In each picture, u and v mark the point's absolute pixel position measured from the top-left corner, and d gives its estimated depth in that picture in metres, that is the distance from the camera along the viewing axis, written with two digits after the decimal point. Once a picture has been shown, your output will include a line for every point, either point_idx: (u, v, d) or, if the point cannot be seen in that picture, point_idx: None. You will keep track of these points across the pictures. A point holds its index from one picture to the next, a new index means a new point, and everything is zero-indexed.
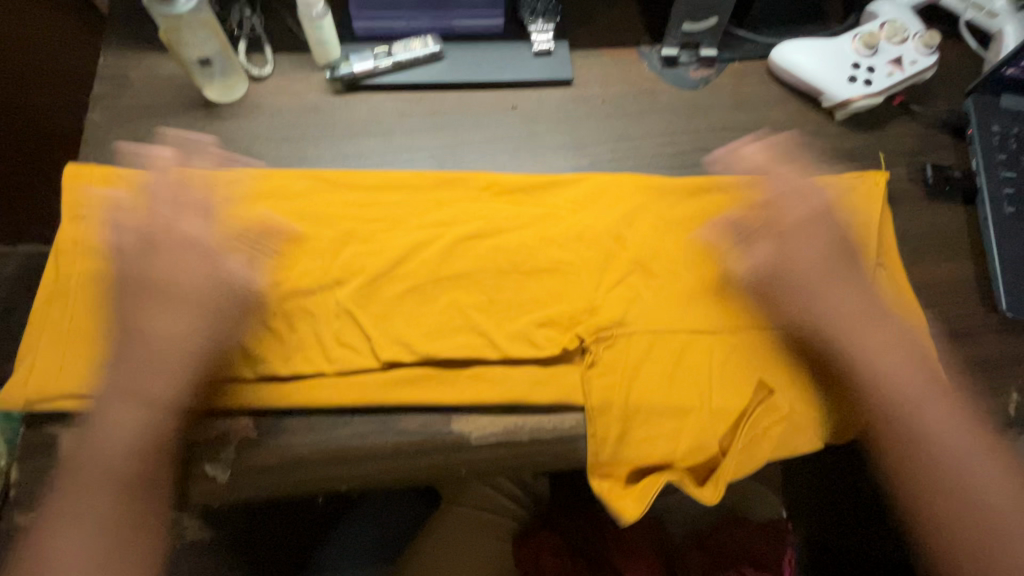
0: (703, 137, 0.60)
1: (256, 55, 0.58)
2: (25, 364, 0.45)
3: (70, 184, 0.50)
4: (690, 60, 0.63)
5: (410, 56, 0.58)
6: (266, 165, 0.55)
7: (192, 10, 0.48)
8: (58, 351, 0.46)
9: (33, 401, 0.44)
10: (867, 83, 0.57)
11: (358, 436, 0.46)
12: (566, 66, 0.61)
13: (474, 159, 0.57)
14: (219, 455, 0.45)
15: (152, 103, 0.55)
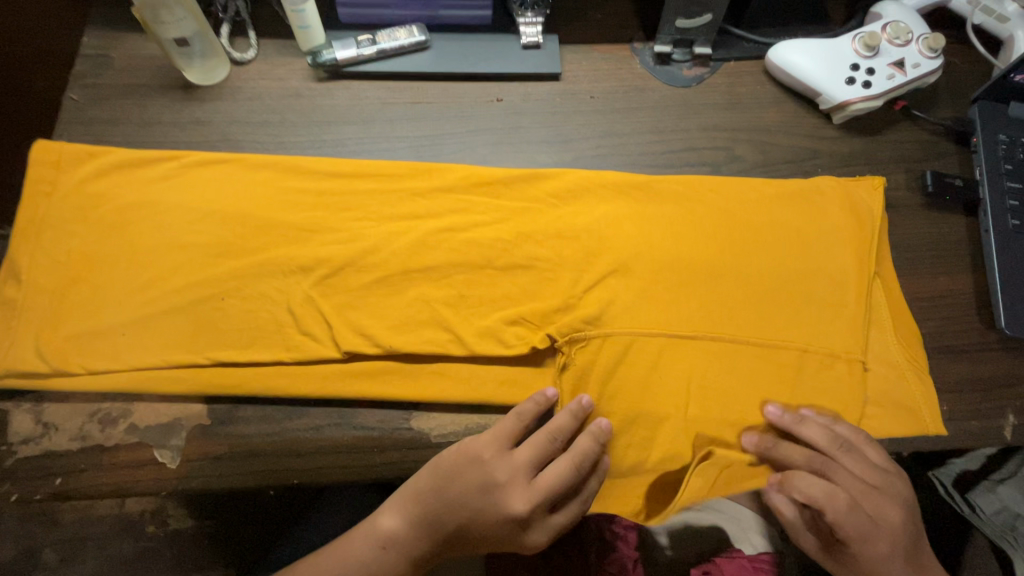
0: (694, 136, 0.58)
1: (240, 39, 0.58)
2: None
3: (42, 160, 0.50)
4: (684, 58, 0.61)
5: (394, 44, 0.57)
6: (242, 149, 0.54)
7: None
8: (15, 327, 0.45)
9: None
10: (865, 86, 0.55)
11: (314, 428, 0.45)
12: (555, 60, 0.59)
13: (455, 152, 0.56)
14: (168, 441, 0.43)
15: (132, 83, 0.55)
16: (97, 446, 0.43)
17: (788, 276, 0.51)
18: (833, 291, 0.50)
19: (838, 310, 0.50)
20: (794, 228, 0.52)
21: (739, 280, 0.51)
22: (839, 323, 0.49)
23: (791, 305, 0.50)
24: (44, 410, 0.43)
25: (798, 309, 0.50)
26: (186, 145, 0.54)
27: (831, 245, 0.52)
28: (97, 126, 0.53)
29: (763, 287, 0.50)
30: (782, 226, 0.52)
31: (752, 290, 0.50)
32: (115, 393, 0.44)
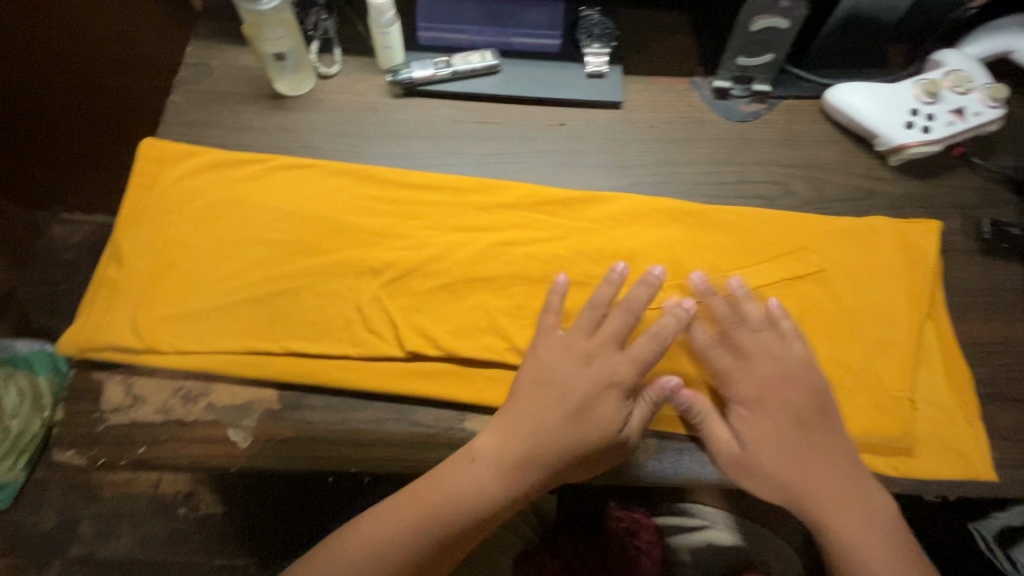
0: (749, 169, 0.60)
1: (326, 55, 0.62)
2: (85, 313, 0.49)
3: (148, 157, 0.55)
4: (743, 94, 0.63)
5: (468, 66, 0.61)
6: (323, 155, 0.58)
7: (273, 9, 0.52)
8: (114, 305, 0.49)
9: (85, 349, 0.47)
10: (925, 130, 0.56)
11: (374, 421, 0.47)
12: (617, 89, 0.62)
13: (518, 170, 0.59)
14: (241, 421, 0.47)
15: (228, 91, 0.60)
16: (178, 420, 0.46)
17: (841, 309, 0.51)
18: (885, 327, 0.51)
19: (890, 346, 0.50)
20: (846, 263, 0.53)
21: (791, 310, 0.51)
22: (890, 360, 0.50)
23: (843, 338, 0.50)
24: (134, 383, 0.47)
25: (851, 342, 0.50)
26: (271, 149, 0.58)
27: (883, 283, 0.52)
28: (195, 128, 0.58)
29: (816, 317, 0.51)
30: (834, 261, 0.53)
31: (804, 320, 0.51)
32: (197, 372, 0.48)
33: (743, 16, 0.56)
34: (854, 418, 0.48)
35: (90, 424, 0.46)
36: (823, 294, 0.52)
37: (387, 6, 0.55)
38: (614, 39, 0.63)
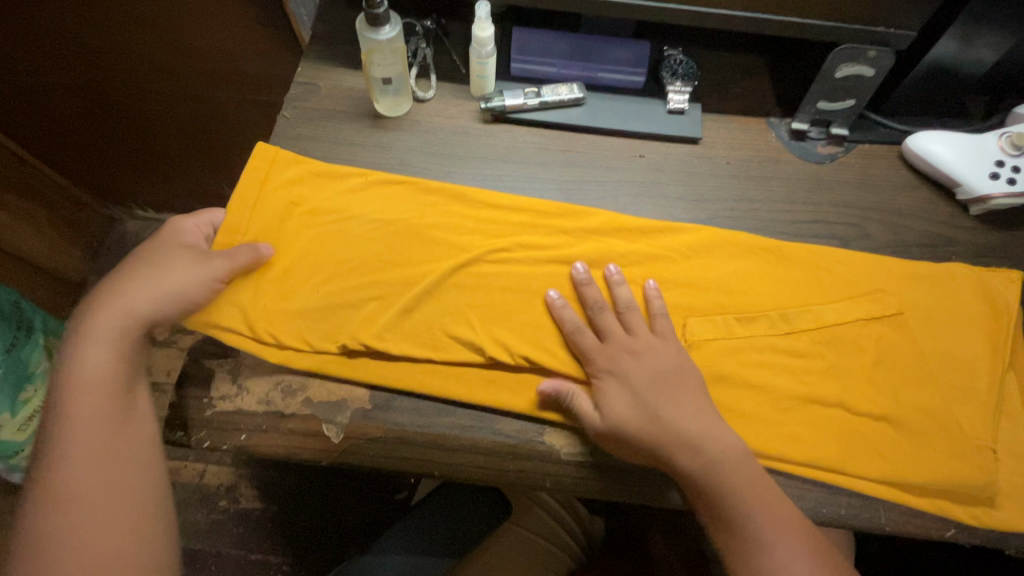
0: (824, 209, 0.61)
1: (423, 81, 0.67)
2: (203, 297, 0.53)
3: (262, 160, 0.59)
4: (820, 136, 0.65)
5: (557, 98, 0.64)
6: (416, 173, 0.62)
7: (390, 39, 0.56)
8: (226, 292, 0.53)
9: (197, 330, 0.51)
10: (1011, 182, 0.56)
11: (458, 427, 0.50)
12: (696, 126, 0.65)
13: (599, 197, 0.62)
14: (334, 417, 0.49)
15: (333, 109, 0.65)
16: (277, 411, 0.49)
17: (921, 352, 0.51)
18: (965, 373, 0.51)
19: (969, 392, 0.50)
20: (926, 307, 0.53)
21: (871, 349, 0.52)
22: (971, 407, 0.49)
23: (923, 380, 0.50)
24: (238, 373, 0.51)
25: (933, 385, 0.50)
26: (370, 165, 0.62)
27: (964, 330, 0.52)
28: (301, 141, 0.63)
29: (897, 357, 0.51)
30: (913, 304, 0.53)
31: (884, 359, 0.51)
32: (297, 368, 0.51)
33: (828, 64, 0.58)
34: (937, 462, 0.47)
35: (199, 408, 0.49)
36: (903, 334, 0.52)
37: (489, 39, 0.60)
38: (695, 78, 0.65)
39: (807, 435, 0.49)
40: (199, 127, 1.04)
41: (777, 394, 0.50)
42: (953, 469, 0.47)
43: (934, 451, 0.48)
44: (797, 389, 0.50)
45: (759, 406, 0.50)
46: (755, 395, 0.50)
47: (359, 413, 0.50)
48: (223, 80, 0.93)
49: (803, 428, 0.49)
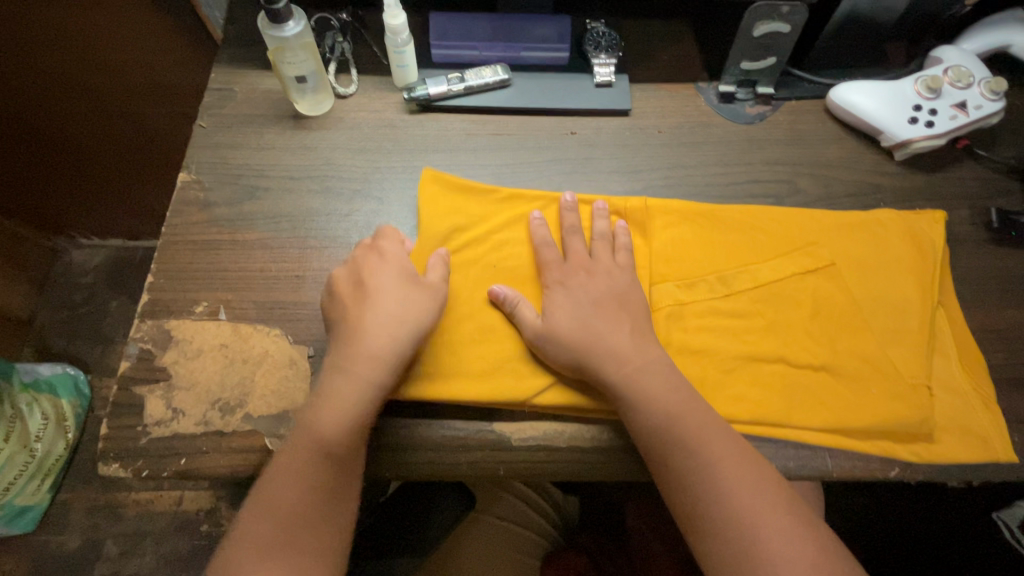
0: (755, 169, 0.62)
1: (343, 77, 0.65)
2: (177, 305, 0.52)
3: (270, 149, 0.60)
4: (747, 97, 0.65)
5: (480, 81, 0.63)
6: (344, 172, 0.60)
7: (297, 35, 0.54)
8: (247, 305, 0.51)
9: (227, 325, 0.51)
10: (929, 125, 0.57)
11: (406, 425, 0.49)
12: (625, 98, 0.64)
13: (534, 178, 0.61)
14: (278, 430, 0.48)
15: (252, 113, 0.62)
16: (216, 431, 0.48)
17: (856, 299, 0.52)
18: (898, 315, 0.52)
19: (903, 334, 0.51)
20: (860, 254, 0.54)
21: (808, 298, 0.52)
22: (906, 346, 0.51)
23: (858, 325, 0.51)
24: (173, 397, 0.49)
25: (869, 329, 0.51)
26: (296, 168, 0.60)
27: (895, 273, 0.53)
28: (221, 150, 0.60)
29: (834, 305, 0.52)
30: (846, 253, 0.54)
31: (820, 307, 0.52)
32: (234, 384, 0.49)
33: (746, 23, 0.58)
34: (875, 404, 0.48)
35: (133, 437, 0.47)
36: (838, 283, 0.53)
37: (403, 27, 0.58)
38: (619, 49, 0.65)
39: (751, 388, 0.49)
40: (129, 146, 0.99)
41: (720, 351, 0.51)
42: (889, 411, 0.48)
43: (878, 394, 0.49)
44: (739, 344, 0.51)
45: (705, 364, 0.50)
46: (699, 355, 0.51)
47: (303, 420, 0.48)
48: (146, 93, 0.89)
49: (748, 382, 0.50)
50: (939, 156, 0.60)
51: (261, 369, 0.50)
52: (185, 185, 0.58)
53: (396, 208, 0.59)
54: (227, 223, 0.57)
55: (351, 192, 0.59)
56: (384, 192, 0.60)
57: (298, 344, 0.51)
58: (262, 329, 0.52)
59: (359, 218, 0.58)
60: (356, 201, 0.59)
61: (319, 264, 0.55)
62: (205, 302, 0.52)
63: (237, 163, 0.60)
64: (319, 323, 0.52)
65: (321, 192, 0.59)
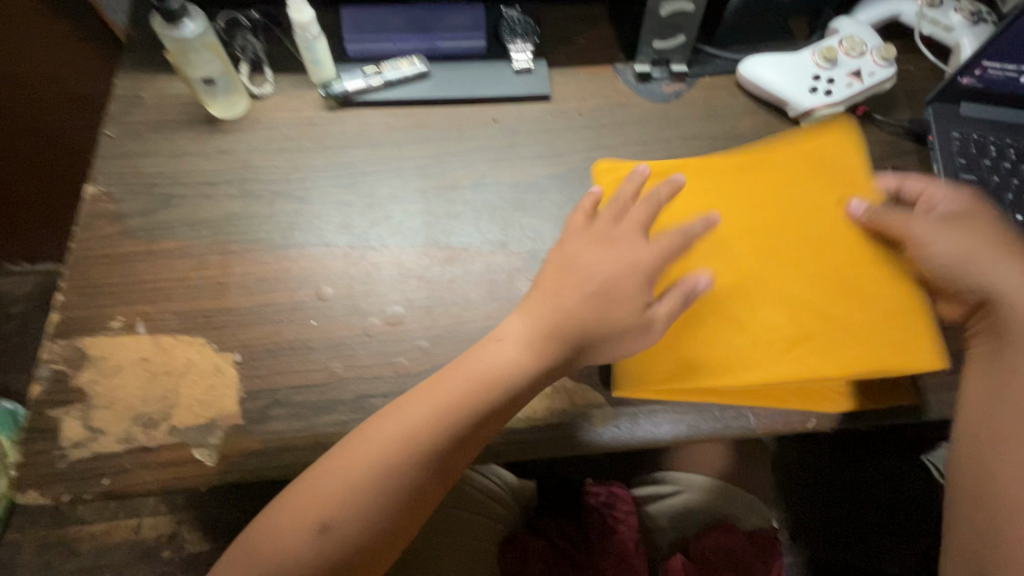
0: (674, 146, 0.63)
1: (257, 76, 0.63)
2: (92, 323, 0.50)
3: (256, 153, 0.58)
4: (663, 76, 0.67)
5: (398, 75, 0.63)
6: (264, 174, 0.59)
7: (197, 35, 0.52)
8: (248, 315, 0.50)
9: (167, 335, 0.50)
10: (827, 94, 0.61)
11: (339, 423, 0.48)
12: (545, 83, 0.65)
13: (458, 168, 0.61)
14: (205, 440, 0.47)
15: (162, 118, 0.60)
16: (140, 447, 0.46)
17: (788, 261, 0.53)
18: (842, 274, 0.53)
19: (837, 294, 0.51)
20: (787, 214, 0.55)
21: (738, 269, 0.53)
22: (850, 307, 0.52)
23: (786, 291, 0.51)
24: (92, 417, 0.47)
25: (799, 291, 0.51)
26: (211, 172, 0.58)
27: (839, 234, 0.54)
28: (130, 158, 0.58)
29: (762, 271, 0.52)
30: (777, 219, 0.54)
31: (751, 277, 0.52)
32: (157, 398, 0.48)
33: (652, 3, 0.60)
34: (811, 365, 0.49)
35: (51, 463, 0.45)
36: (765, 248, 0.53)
37: (311, 22, 0.57)
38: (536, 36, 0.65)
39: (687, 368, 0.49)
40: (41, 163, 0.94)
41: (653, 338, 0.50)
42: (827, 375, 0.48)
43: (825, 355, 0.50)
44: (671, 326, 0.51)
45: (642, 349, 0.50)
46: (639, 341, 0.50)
47: (228, 427, 0.47)
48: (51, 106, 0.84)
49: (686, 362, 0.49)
50: (853, 118, 0.62)
51: (186, 380, 0.49)
52: (93, 198, 0.56)
53: (320, 207, 0.58)
54: (141, 233, 0.54)
55: (272, 193, 0.58)
56: (307, 190, 0.58)
57: (223, 353, 0.50)
58: (184, 340, 0.50)
59: (281, 219, 0.57)
60: (277, 202, 0.57)
61: (240, 269, 0.54)
62: (121, 317, 0.51)
63: (149, 172, 0.57)
64: (244, 329, 0.51)
65: (238, 196, 0.57)
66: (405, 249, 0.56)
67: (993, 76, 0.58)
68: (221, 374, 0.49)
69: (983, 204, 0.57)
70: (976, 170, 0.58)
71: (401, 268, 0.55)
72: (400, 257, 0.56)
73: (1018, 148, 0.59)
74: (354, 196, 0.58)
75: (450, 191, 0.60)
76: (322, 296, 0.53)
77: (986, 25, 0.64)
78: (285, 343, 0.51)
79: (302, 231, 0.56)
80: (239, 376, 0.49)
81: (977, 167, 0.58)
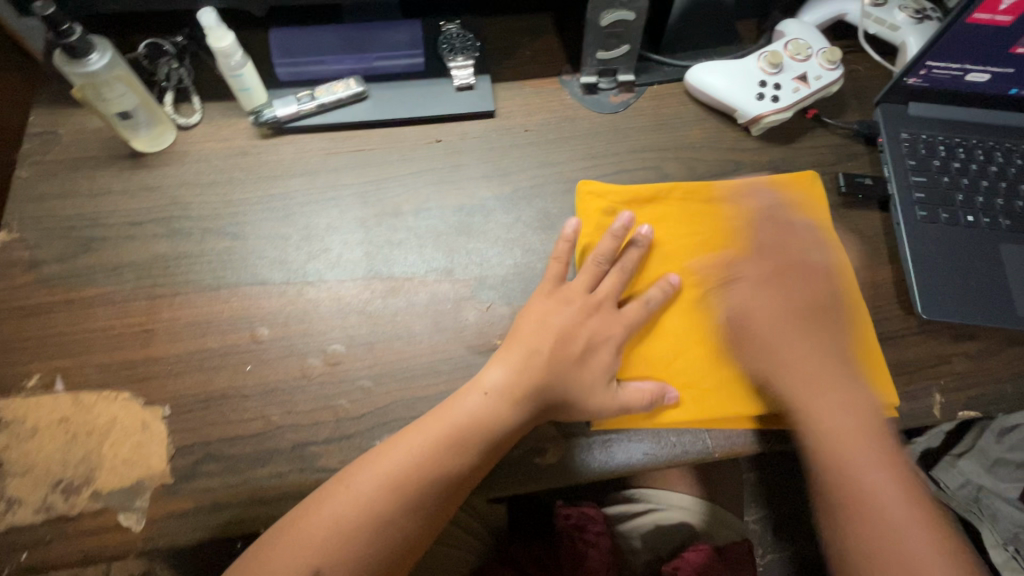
0: (623, 159, 0.61)
1: (184, 106, 0.60)
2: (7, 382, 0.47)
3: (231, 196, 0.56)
4: (610, 86, 0.65)
5: (333, 97, 0.60)
6: (193, 210, 0.56)
7: (105, 67, 0.49)
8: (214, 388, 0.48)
9: (80, 394, 0.47)
10: (775, 99, 0.59)
11: (277, 475, 0.46)
12: (488, 99, 0.63)
13: (400, 193, 0.58)
14: (132, 503, 0.44)
15: (81, 155, 0.57)
16: (61, 516, 0.43)
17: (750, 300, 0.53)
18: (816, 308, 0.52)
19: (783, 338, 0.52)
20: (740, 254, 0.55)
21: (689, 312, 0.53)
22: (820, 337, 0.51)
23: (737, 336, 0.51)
24: (6, 486, 0.44)
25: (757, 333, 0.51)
26: (135, 212, 0.55)
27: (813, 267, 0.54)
28: (46, 201, 0.55)
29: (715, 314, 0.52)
30: (731, 261, 0.54)
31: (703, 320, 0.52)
32: (78, 461, 0.45)
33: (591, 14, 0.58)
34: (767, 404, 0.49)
35: None
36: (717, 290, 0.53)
37: (233, 48, 0.54)
38: (475, 50, 0.63)
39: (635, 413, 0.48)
40: None
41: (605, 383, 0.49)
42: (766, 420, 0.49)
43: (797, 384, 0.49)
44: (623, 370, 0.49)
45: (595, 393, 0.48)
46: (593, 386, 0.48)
47: (156, 487, 0.45)
48: None
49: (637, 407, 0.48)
50: (824, 141, 0.62)
51: (110, 439, 0.46)
52: (7, 246, 0.52)
53: (253, 242, 0.55)
54: (59, 282, 0.51)
55: (202, 230, 0.55)
56: (239, 224, 0.56)
57: (150, 407, 0.47)
58: (107, 396, 0.47)
59: (212, 258, 0.54)
60: (207, 240, 0.54)
61: (167, 314, 0.51)
62: (38, 374, 0.47)
63: (67, 214, 0.54)
64: (174, 379, 0.48)
65: (165, 235, 0.54)
66: (345, 282, 0.54)
67: (938, 76, 0.57)
68: (147, 429, 0.46)
69: (933, 207, 0.56)
70: (925, 172, 0.57)
71: (341, 304, 0.52)
72: (338, 293, 0.53)
73: (968, 146, 0.58)
74: (290, 229, 0.56)
75: (391, 218, 0.57)
76: (256, 339, 0.50)
77: (931, 22, 0.63)
78: (216, 392, 0.48)
79: (233, 269, 0.53)
80: (167, 431, 0.46)
81: (927, 169, 0.57)
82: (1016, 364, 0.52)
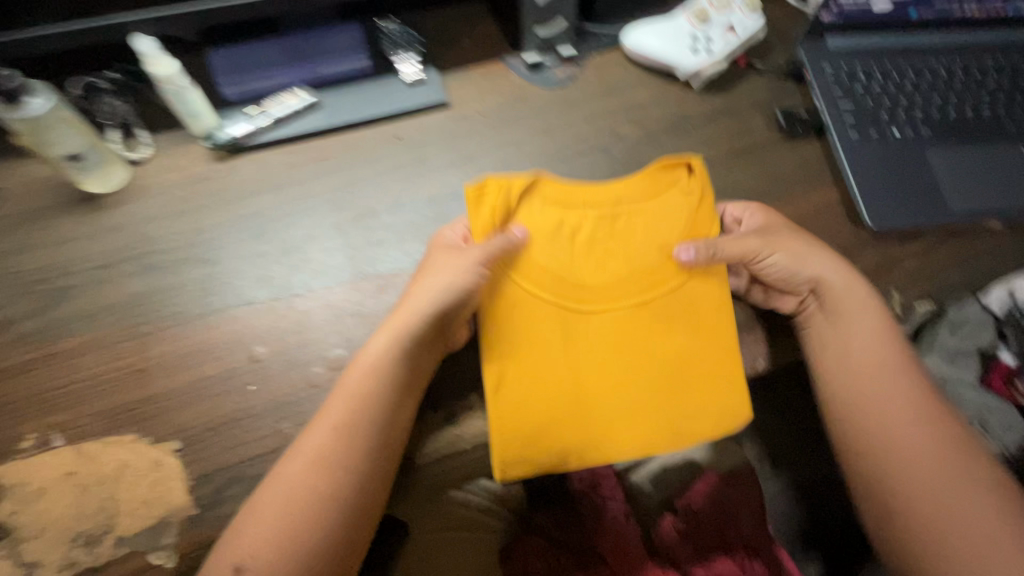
0: (580, 128, 0.64)
1: (132, 140, 0.59)
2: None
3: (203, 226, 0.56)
4: (554, 63, 0.67)
5: (285, 109, 0.60)
6: (163, 243, 0.54)
7: (47, 110, 0.48)
8: (220, 413, 0.48)
9: (81, 445, 0.45)
10: (710, 52, 0.63)
11: None
12: (433, 91, 0.64)
13: (364, 193, 0.59)
14: (162, 540, 0.43)
15: (31, 206, 0.54)
16: (87, 568, 0.42)
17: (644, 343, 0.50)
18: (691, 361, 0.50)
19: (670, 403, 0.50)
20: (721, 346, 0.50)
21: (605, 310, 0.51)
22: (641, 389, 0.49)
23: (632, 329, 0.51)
24: (21, 551, 0.42)
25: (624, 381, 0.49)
26: (102, 255, 0.53)
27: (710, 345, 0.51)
28: (4, 258, 0.52)
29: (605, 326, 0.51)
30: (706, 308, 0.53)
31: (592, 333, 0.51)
32: (94, 510, 0.44)
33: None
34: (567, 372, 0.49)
35: None
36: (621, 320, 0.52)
37: (177, 75, 0.53)
38: (417, 47, 0.65)
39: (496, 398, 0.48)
40: None
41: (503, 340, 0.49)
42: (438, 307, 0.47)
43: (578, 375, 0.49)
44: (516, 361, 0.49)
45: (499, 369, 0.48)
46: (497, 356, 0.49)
47: (184, 521, 0.44)
48: None
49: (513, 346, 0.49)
50: (761, 84, 0.66)
51: (123, 484, 0.45)
52: None
53: (232, 265, 0.54)
54: (38, 335, 0.49)
55: (178, 260, 0.54)
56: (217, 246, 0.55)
57: (161, 443, 0.46)
58: (111, 440, 0.46)
59: (195, 286, 0.53)
60: (184, 268, 0.54)
61: (156, 348, 0.50)
62: (32, 434, 0.46)
63: (28, 268, 0.52)
64: (177, 412, 0.47)
65: (138, 274, 0.53)
66: (332, 288, 0.54)
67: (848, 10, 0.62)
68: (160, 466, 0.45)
69: (866, 129, 0.61)
70: (853, 99, 0.62)
71: (334, 310, 0.53)
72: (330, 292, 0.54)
73: (884, 71, 0.64)
74: (267, 246, 0.55)
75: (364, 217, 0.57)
76: (255, 358, 0.50)
77: None
78: (224, 418, 0.47)
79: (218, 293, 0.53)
80: (182, 464, 0.46)
81: (854, 96, 0.62)
82: (961, 256, 0.58)
